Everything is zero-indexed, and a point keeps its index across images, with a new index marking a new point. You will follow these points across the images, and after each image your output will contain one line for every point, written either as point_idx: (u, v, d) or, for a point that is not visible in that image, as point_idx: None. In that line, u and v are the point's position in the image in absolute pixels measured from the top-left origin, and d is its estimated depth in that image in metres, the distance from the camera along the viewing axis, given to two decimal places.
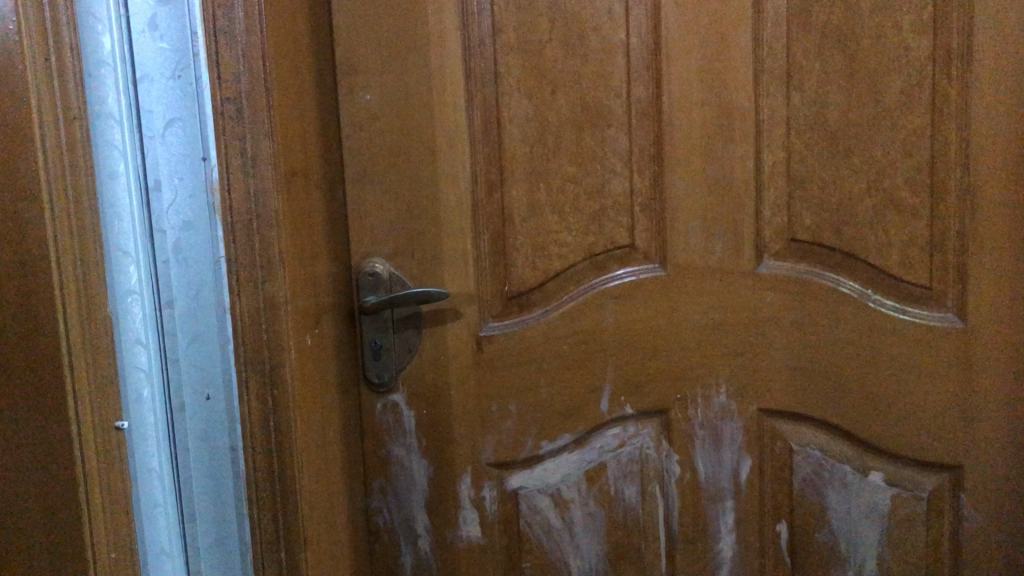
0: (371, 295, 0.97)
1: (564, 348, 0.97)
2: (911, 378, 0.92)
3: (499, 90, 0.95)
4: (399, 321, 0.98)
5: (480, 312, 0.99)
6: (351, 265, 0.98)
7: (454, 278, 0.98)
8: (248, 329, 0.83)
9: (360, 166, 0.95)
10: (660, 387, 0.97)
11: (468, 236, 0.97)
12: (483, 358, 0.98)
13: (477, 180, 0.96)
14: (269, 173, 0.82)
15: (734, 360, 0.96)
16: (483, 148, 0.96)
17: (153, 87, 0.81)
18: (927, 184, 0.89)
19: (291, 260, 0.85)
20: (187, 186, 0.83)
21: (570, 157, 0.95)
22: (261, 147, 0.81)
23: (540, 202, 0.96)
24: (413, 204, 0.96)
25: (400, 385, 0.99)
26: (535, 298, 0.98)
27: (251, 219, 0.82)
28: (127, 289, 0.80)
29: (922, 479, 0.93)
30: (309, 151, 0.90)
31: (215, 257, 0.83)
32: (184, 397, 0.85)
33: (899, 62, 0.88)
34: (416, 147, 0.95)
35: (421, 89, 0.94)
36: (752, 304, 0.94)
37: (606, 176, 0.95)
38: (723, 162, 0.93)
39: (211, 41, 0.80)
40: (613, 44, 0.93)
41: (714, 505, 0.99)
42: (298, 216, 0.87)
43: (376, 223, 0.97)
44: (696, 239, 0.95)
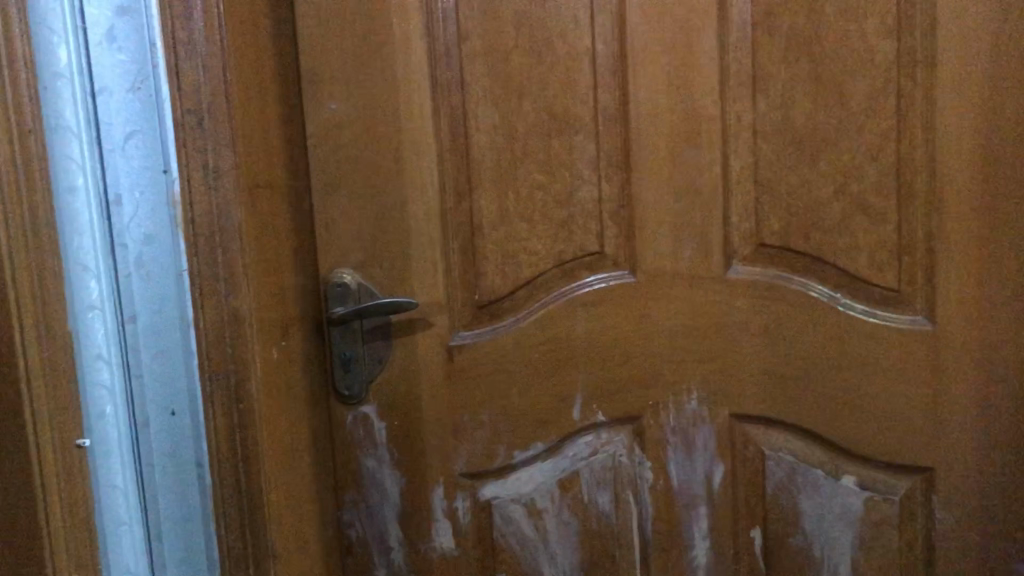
0: (341, 306, 0.96)
1: (535, 356, 0.97)
2: (882, 380, 0.92)
3: (465, 98, 0.94)
4: (369, 332, 0.98)
5: (450, 321, 0.98)
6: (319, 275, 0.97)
7: (423, 287, 0.97)
8: (212, 343, 0.82)
9: (325, 176, 0.94)
10: (632, 394, 0.96)
11: (437, 245, 0.96)
12: (454, 367, 0.98)
13: (445, 189, 0.96)
14: (233, 185, 0.81)
15: (706, 366, 0.95)
16: (451, 156, 0.95)
17: (113, 99, 0.80)
18: (894, 187, 0.89)
19: (256, 273, 0.84)
20: (148, 198, 0.81)
21: (539, 164, 0.94)
22: (223, 159, 0.80)
23: (509, 210, 0.96)
24: (381, 214, 0.95)
25: (371, 395, 0.99)
26: (505, 306, 0.98)
27: (215, 232, 0.81)
28: (88, 305, 0.79)
29: (894, 482, 0.93)
30: (273, 162, 0.89)
31: (179, 268, 0.82)
32: (149, 413, 0.83)
33: (864, 67, 0.88)
34: (382, 156, 0.94)
35: (387, 98, 0.94)
36: (723, 309, 0.94)
37: (574, 183, 0.95)
38: (691, 168, 0.93)
39: (170, 52, 0.79)
40: (579, 51, 0.92)
41: (688, 512, 0.98)
42: (262, 228, 0.86)
43: (344, 233, 0.96)
44: (665, 245, 0.94)
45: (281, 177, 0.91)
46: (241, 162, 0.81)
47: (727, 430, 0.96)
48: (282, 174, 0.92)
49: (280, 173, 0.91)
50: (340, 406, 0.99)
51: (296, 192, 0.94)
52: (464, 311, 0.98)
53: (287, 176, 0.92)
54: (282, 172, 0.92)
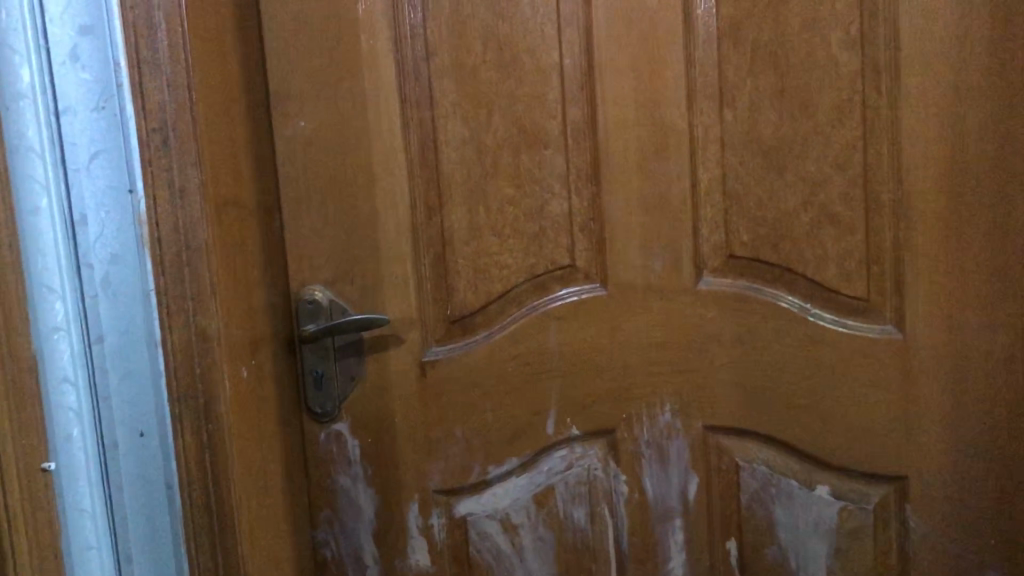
0: (313, 323, 0.96)
1: (507, 371, 0.96)
2: (853, 389, 0.92)
3: (434, 114, 0.94)
4: (340, 349, 0.97)
5: (422, 337, 0.98)
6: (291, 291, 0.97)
7: (394, 303, 0.97)
8: (180, 362, 0.82)
9: (295, 193, 0.94)
10: (606, 407, 0.96)
11: (408, 260, 0.96)
12: (427, 383, 0.97)
13: (415, 206, 0.96)
14: (199, 204, 0.80)
15: (678, 378, 0.95)
16: (421, 172, 0.96)
17: (77, 119, 0.79)
18: (861, 197, 0.90)
19: (224, 292, 0.84)
20: (114, 219, 0.81)
21: (508, 179, 0.95)
22: (189, 177, 0.80)
23: (480, 225, 0.96)
24: (351, 230, 0.96)
25: (344, 413, 0.98)
26: (477, 321, 0.97)
27: (182, 251, 0.80)
28: (53, 327, 0.78)
29: (868, 491, 0.94)
30: (241, 179, 0.89)
31: (146, 290, 0.81)
32: (117, 435, 0.82)
33: (829, 78, 0.89)
34: (352, 174, 0.94)
35: (356, 115, 0.94)
36: (694, 321, 0.94)
37: (544, 197, 0.95)
38: (660, 180, 0.93)
39: (134, 71, 0.79)
40: (547, 65, 0.93)
41: (664, 524, 0.98)
42: (229, 246, 0.86)
43: (315, 250, 0.96)
44: (636, 258, 0.94)
45: (249, 194, 0.91)
46: (208, 180, 0.81)
47: (701, 442, 0.96)
48: (250, 192, 0.91)
49: (247, 190, 0.91)
50: (313, 423, 0.98)
51: (264, 209, 0.94)
52: (435, 326, 0.98)
53: (254, 194, 0.92)
54: (250, 189, 0.91)
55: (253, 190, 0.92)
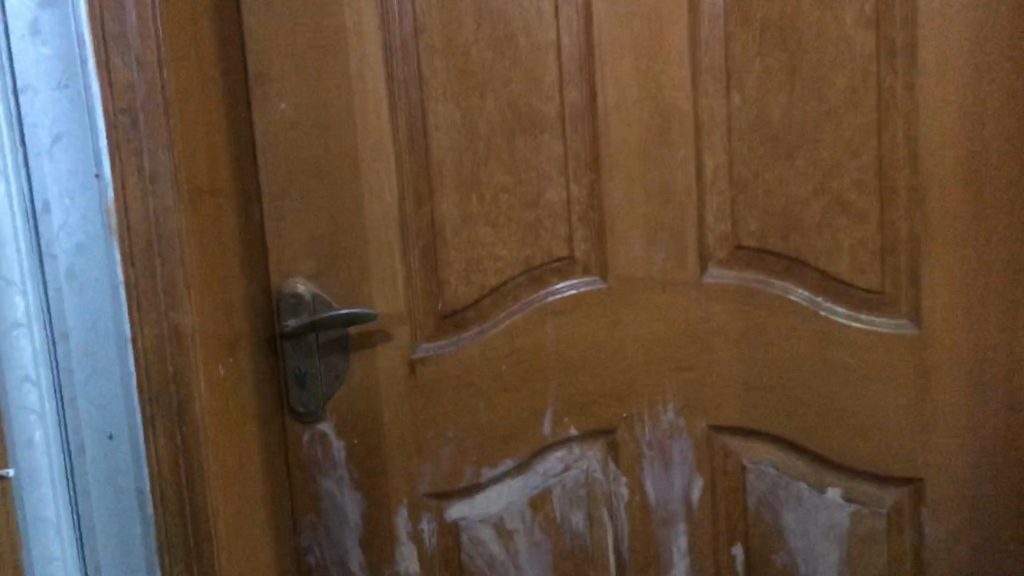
0: (294, 317, 0.91)
1: (502, 368, 0.91)
2: (867, 387, 0.87)
3: (424, 96, 0.89)
4: (324, 345, 0.92)
5: (411, 332, 0.92)
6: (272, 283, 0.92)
7: (381, 297, 0.92)
8: (152, 361, 0.76)
9: (277, 180, 0.89)
10: (606, 406, 0.91)
11: (396, 251, 0.91)
12: (417, 381, 0.92)
13: (405, 193, 0.91)
14: (172, 190, 0.75)
15: (682, 375, 0.90)
16: (410, 158, 0.90)
17: (37, 98, 0.74)
18: (876, 185, 0.85)
19: (201, 285, 0.78)
20: (79, 206, 0.75)
21: (503, 165, 0.89)
22: (160, 162, 0.74)
23: (472, 214, 0.90)
24: (336, 219, 0.90)
25: (328, 412, 0.93)
26: (470, 316, 0.92)
27: (154, 241, 0.75)
28: (12, 322, 0.73)
29: (882, 494, 0.89)
30: (217, 165, 0.83)
31: (114, 284, 0.76)
32: (83, 438, 0.77)
33: (842, 58, 0.84)
34: (337, 159, 0.89)
35: (341, 97, 0.88)
36: (699, 315, 0.89)
37: (541, 184, 0.89)
38: (663, 167, 0.88)
39: (100, 47, 0.73)
40: (543, 44, 0.87)
41: (667, 529, 0.93)
42: (205, 236, 0.80)
43: (297, 240, 0.90)
44: (637, 249, 0.89)
45: (227, 181, 0.86)
46: (182, 164, 0.75)
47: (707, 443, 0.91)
48: (228, 178, 0.86)
49: (225, 177, 0.85)
50: (296, 423, 0.93)
51: (244, 197, 0.88)
52: (425, 321, 0.93)
53: (232, 181, 0.86)
54: (228, 176, 0.86)
55: (232, 176, 0.86)
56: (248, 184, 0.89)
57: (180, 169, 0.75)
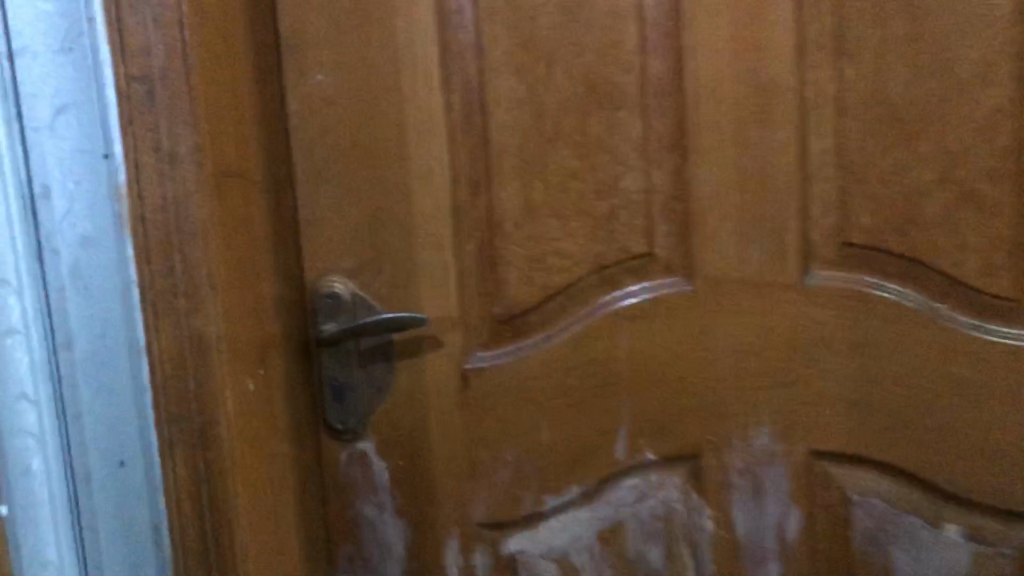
0: (333, 323, 0.79)
1: (569, 383, 0.80)
2: (994, 410, 0.75)
3: (482, 67, 0.77)
4: (365, 355, 0.80)
5: (465, 338, 0.81)
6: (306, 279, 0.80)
7: (430, 298, 0.80)
8: (171, 374, 0.65)
9: (314, 163, 0.77)
10: (688, 427, 0.80)
11: (449, 246, 0.80)
12: (470, 395, 0.81)
13: (459, 180, 0.79)
14: (194, 174, 0.63)
15: (777, 393, 0.78)
16: (465, 139, 0.78)
17: (37, 62, 0.62)
18: (1013, 174, 0.72)
19: (228, 285, 0.67)
20: (86, 193, 0.64)
21: (572, 148, 0.77)
22: (180, 140, 0.63)
23: (537, 205, 0.78)
24: (380, 208, 0.79)
25: (369, 430, 0.82)
26: (532, 321, 0.80)
27: (172, 235, 0.63)
28: (6, 329, 0.61)
29: (1009, 533, 0.76)
30: (246, 144, 0.72)
31: (126, 285, 0.65)
32: (90, 464, 0.66)
33: (977, 23, 0.71)
34: (383, 140, 0.77)
35: (388, 67, 0.76)
36: (799, 325, 0.77)
37: (616, 170, 0.77)
38: (760, 152, 0.75)
39: (109, 1, 0.61)
40: (622, 7, 0.75)
41: (757, 569, 0.81)
42: (233, 226, 0.68)
43: (335, 232, 0.79)
44: (728, 246, 0.77)
45: (257, 164, 0.74)
46: (205, 143, 0.64)
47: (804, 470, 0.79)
48: (258, 160, 0.74)
49: (254, 158, 0.73)
50: (332, 441, 0.82)
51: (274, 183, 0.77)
52: (480, 325, 0.81)
53: (262, 163, 0.75)
54: (257, 157, 0.74)
55: (262, 158, 0.75)
56: (280, 167, 0.77)
57: (203, 149, 0.63)
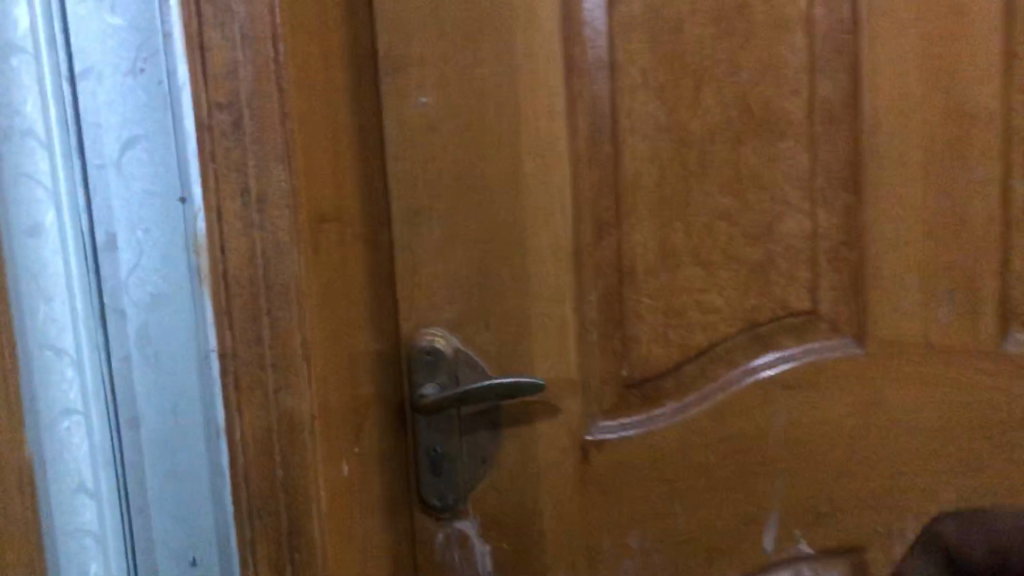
0: (435, 382, 0.68)
1: (711, 460, 0.68)
2: None
3: (615, 88, 0.65)
4: (470, 421, 0.69)
5: (585, 406, 0.69)
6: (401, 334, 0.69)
7: (545, 356, 0.68)
8: (256, 460, 0.53)
9: (412, 201, 0.66)
10: (854, 517, 0.67)
11: (571, 299, 0.67)
12: (591, 471, 0.69)
13: (585, 221, 0.66)
14: (283, 222, 0.52)
15: (966, 481, 0.66)
16: (591, 171, 0.66)
17: (103, 88, 0.52)
18: None
19: (320, 354, 0.55)
20: (157, 243, 0.53)
21: (722, 183, 0.65)
22: (270, 183, 0.52)
23: (677, 250, 0.66)
24: (490, 252, 0.67)
25: (470, 507, 0.70)
26: (666, 385, 0.68)
27: (260, 296, 0.52)
28: (61, 407, 0.52)
29: None
30: (342, 181, 0.60)
31: (203, 354, 0.53)
32: (159, 563, 0.55)
33: None
34: (496, 174, 0.66)
35: (504, 88, 0.65)
36: (997, 402, 0.65)
37: (774, 210, 0.65)
38: (953, 193, 0.63)
39: (188, 10, 0.50)
40: (788, 17, 0.63)
41: None
42: (327, 282, 0.57)
43: (437, 280, 0.67)
44: (911, 302, 0.64)
45: (352, 203, 0.62)
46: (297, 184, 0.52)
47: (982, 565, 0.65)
48: (354, 198, 0.63)
49: (350, 196, 0.62)
50: (427, 522, 0.70)
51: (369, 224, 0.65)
52: (603, 392, 0.69)
53: (358, 202, 0.63)
54: (353, 195, 0.63)
55: (358, 196, 0.63)
56: (377, 204, 0.66)
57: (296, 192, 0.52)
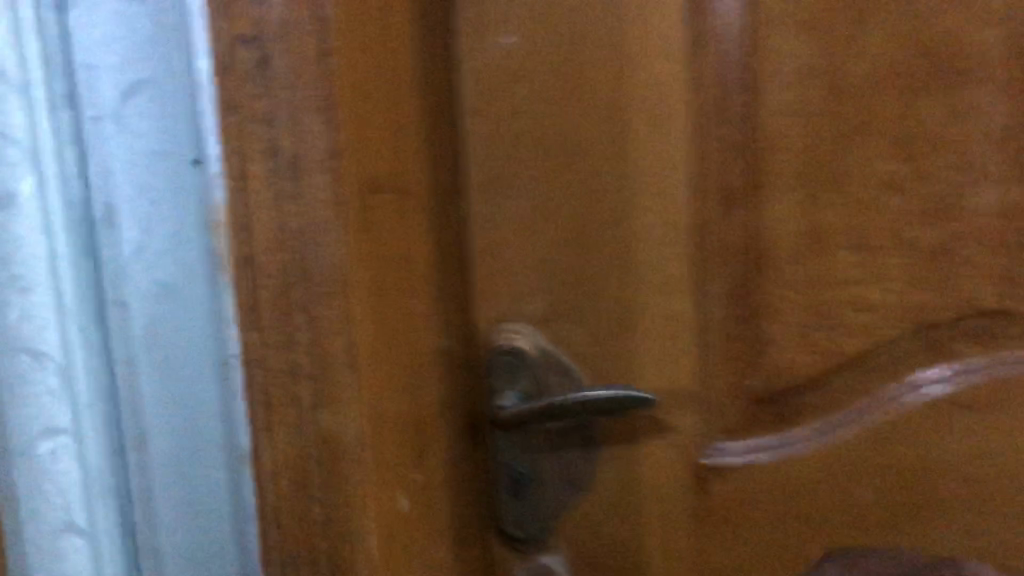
0: (514, 392, 0.56)
1: (873, 497, 0.53)
2: None
3: (756, 22, 0.51)
4: (560, 438, 0.56)
5: (703, 423, 0.55)
6: (479, 329, 0.57)
7: (655, 361, 0.55)
8: (287, 497, 0.42)
9: (493, 168, 0.54)
10: None
11: (690, 291, 0.54)
12: (711, 505, 0.55)
13: (709, 193, 0.53)
14: (320, 195, 0.39)
15: None
16: (719, 130, 0.52)
17: (98, 17, 0.41)
18: None
19: (371, 363, 0.43)
20: (167, 216, 0.42)
21: (902, 143, 0.49)
22: (302, 142, 0.39)
23: (831, 228, 0.51)
24: (589, 229, 0.54)
25: (560, 539, 0.58)
26: (813, 401, 0.54)
27: (292, 290, 0.40)
28: (46, 425, 0.42)
29: None
30: (406, 141, 0.48)
31: (217, 356, 0.43)
32: None
33: None
34: (598, 134, 0.53)
35: (611, 24, 0.51)
36: None
37: (980, 177, 0.49)
38: None
39: None
40: None
41: None
42: (385, 270, 0.45)
43: (522, 264, 0.55)
44: None
45: (420, 169, 0.50)
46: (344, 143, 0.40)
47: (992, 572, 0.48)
48: (422, 164, 0.50)
49: (418, 160, 0.50)
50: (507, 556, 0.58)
51: (441, 195, 0.53)
52: (727, 407, 0.55)
53: (427, 169, 0.51)
54: (420, 159, 0.50)
55: (426, 161, 0.51)
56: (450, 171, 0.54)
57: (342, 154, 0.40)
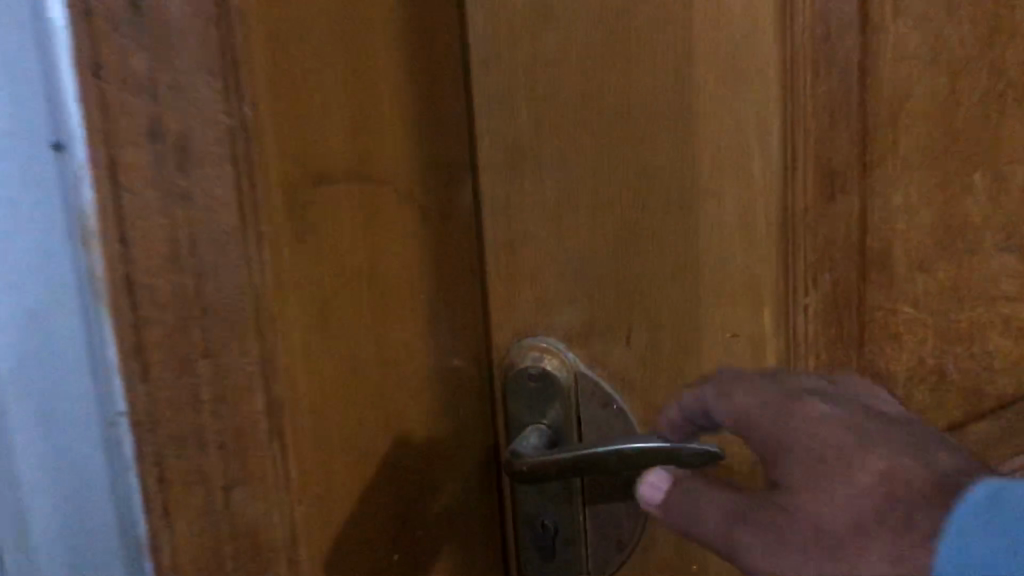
0: (543, 423, 0.44)
1: None
2: None
3: None
4: (600, 488, 0.44)
5: None
6: (495, 348, 0.44)
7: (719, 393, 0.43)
8: None
9: (512, 138, 0.41)
10: None
11: (769, 300, 0.41)
12: None
13: (795, 171, 0.40)
14: (229, 194, 0.28)
15: None
16: (814, 96, 0.40)
17: None
18: None
19: (318, 414, 0.32)
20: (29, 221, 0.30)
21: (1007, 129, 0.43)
22: (204, 119, 0.27)
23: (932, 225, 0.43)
24: (637, 223, 0.41)
25: None
26: None
27: (195, 328, 0.29)
28: None
29: None
30: (380, 108, 0.36)
31: (116, 465, 0.31)
32: None
33: None
34: (650, 95, 0.39)
35: None
36: None
37: None
38: None
39: None
40: None
41: None
42: (344, 287, 0.33)
43: (548, 267, 0.42)
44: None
45: (404, 145, 0.37)
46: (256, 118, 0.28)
47: (984, 490, 0.31)
48: (406, 138, 0.38)
49: (400, 133, 0.37)
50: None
51: (438, 178, 0.40)
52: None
53: (415, 144, 0.38)
54: (406, 130, 0.38)
55: (416, 133, 0.38)
56: (451, 144, 0.41)
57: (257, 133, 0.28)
